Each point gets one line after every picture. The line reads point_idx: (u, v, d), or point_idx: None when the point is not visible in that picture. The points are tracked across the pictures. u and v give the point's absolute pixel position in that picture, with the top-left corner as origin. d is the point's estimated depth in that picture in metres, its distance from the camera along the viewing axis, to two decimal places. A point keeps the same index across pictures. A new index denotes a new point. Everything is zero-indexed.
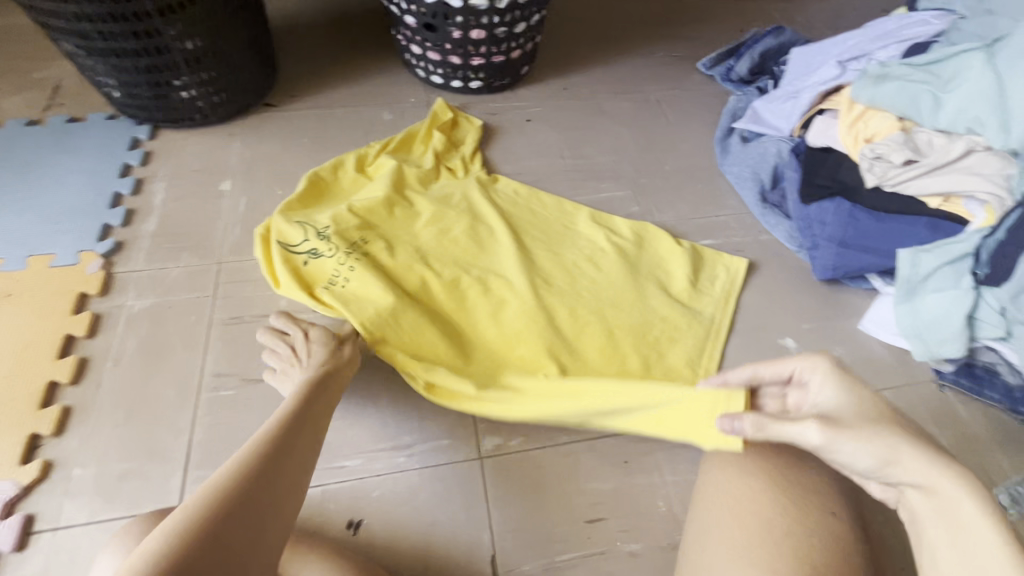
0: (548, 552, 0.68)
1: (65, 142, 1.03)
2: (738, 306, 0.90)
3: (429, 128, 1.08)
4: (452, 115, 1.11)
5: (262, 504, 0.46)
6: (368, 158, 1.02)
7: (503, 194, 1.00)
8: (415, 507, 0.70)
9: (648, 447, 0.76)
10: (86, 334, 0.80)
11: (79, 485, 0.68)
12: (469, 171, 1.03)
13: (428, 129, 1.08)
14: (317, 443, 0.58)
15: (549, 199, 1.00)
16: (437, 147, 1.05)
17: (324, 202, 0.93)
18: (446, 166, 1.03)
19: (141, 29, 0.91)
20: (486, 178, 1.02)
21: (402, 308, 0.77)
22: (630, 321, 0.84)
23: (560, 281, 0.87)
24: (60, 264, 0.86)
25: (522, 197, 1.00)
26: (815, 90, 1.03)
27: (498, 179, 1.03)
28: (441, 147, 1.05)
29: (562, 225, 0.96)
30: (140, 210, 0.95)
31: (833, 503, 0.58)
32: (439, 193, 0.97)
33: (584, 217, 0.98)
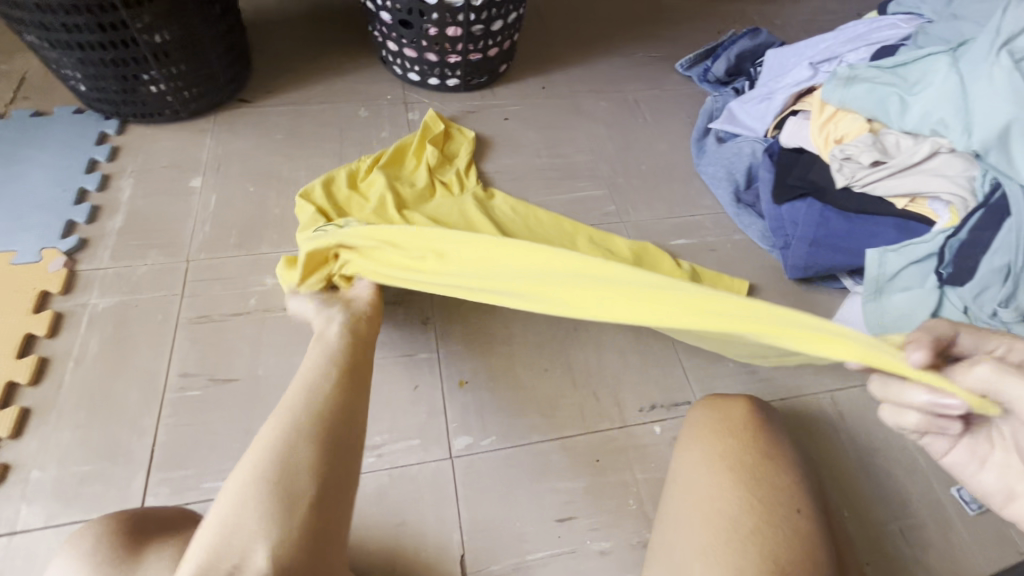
0: (517, 552, 0.68)
1: (29, 136, 1.00)
2: None
3: (422, 141, 1.04)
4: (444, 126, 1.08)
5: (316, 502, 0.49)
6: (360, 174, 0.97)
7: (500, 213, 0.97)
8: (384, 508, 0.69)
9: (620, 445, 0.77)
10: (47, 334, 0.78)
11: (38, 489, 0.66)
12: (464, 187, 1.00)
13: (420, 142, 1.04)
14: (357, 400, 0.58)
15: (546, 215, 0.97)
16: (430, 162, 1.01)
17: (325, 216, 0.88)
18: (440, 180, 0.99)
19: (107, 22, 0.89)
20: (482, 194, 0.98)
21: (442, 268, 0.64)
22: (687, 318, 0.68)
23: None
24: (22, 262, 0.84)
25: (519, 214, 0.96)
26: (788, 91, 1.04)
27: (494, 194, 1.00)
28: (434, 162, 1.01)
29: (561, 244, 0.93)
30: (106, 206, 0.93)
31: (798, 500, 0.59)
32: (435, 211, 0.93)
33: (583, 237, 0.94)
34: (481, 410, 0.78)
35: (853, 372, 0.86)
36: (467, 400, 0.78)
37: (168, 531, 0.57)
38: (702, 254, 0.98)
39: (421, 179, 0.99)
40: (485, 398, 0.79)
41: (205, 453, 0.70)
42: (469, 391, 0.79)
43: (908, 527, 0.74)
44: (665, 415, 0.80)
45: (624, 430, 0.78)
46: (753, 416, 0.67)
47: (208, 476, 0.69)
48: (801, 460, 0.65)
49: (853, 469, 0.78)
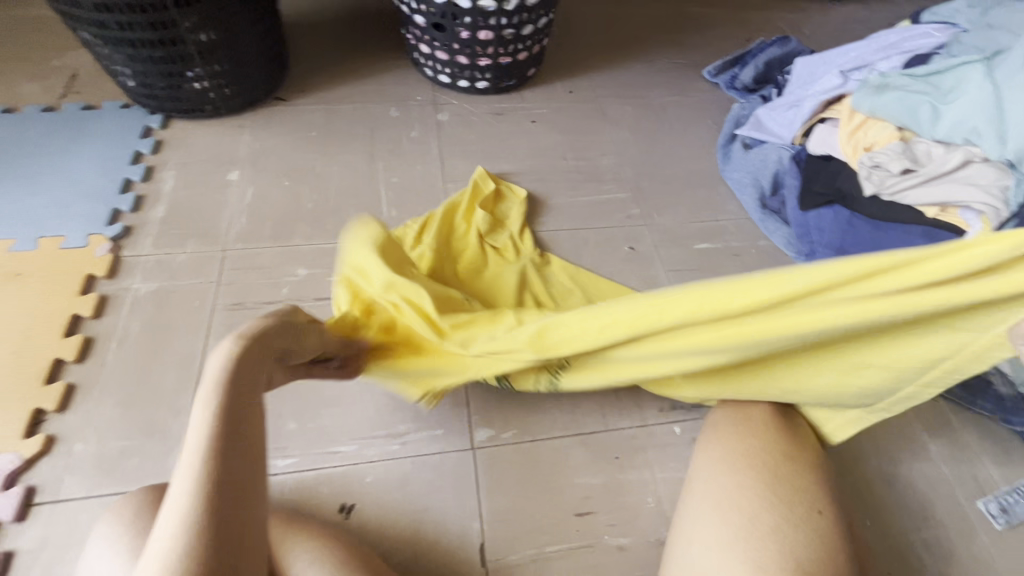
0: (536, 543, 0.69)
1: (80, 129, 1.05)
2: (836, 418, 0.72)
3: (472, 202, 0.95)
4: (495, 186, 1.00)
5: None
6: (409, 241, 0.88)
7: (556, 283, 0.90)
8: (407, 495, 0.71)
9: (639, 443, 0.77)
10: (92, 315, 0.81)
11: (80, 460, 0.69)
12: (520, 253, 0.92)
13: (470, 203, 0.95)
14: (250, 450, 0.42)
15: (609, 285, 0.90)
16: (481, 227, 0.92)
17: None
18: (491, 246, 0.91)
19: (157, 21, 0.93)
20: (538, 260, 0.92)
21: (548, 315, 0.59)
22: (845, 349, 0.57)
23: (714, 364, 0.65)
24: (71, 246, 0.88)
25: (578, 284, 0.90)
26: (817, 99, 1.03)
27: (550, 259, 0.93)
28: (485, 228, 0.92)
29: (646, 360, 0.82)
30: (149, 196, 0.97)
31: (820, 502, 0.59)
32: (492, 284, 0.86)
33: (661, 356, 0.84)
34: (502, 404, 0.79)
35: None
36: (489, 394, 0.80)
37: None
38: (725, 259, 0.99)
39: (472, 246, 0.90)
40: (507, 393, 0.80)
41: None
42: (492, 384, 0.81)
43: (932, 539, 0.72)
44: (685, 416, 0.80)
45: (643, 429, 0.79)
46: (775, 418, 0.67)
47: None
48: (824, 464, 0.65)
49: (876, 479, 0.77)
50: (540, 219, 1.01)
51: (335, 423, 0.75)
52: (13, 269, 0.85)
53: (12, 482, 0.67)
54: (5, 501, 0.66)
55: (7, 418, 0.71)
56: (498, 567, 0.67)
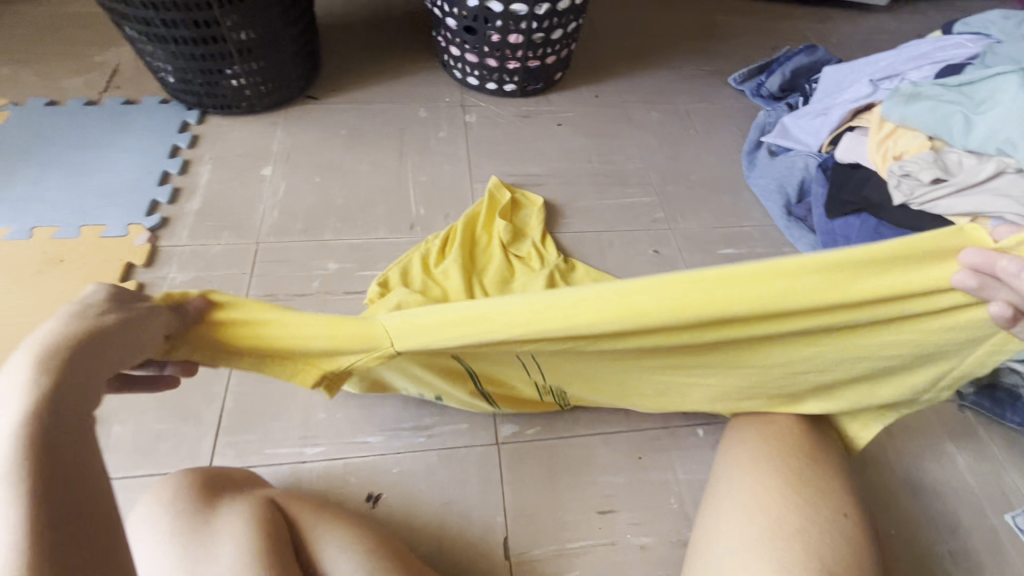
0: (559, 539, 0.69)
1: (120, 122, 1.08)
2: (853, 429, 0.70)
3: (491, 213, 0.97)
4: (510, 194, 1.02)
5: None
6: (431, 257, 0.90)
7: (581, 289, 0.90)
8: (432, 487, 0.72)
9: (663, 444, 0.78)
10: None
11: (118, 442, 0.72)
12: (544, 260, 0.93)
13: (490, 213, 0.98)
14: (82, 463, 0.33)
15: None
16: (504, 237, 0.94)
17: None
18: (516, 255, 0.93)
19: (200, 19, 0.96)
20: (563, 266, 0.92)
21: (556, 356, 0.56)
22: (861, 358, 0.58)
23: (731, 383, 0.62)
24: (111, 235, 0.91)
25: None
26: (846, 107, 1.04)
27: (575, 266, 0.94)
28: (507, 237, 0.94)
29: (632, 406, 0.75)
30: (185, 188, 0.99)
31: (846, 505, 0.59)
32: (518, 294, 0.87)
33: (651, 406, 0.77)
34: None
35: None
36: None
37: (240, 488, 0.61)
38: None
39: (496, 257, 0.92)
40: None
41: (268, 422, 0.75)
42: None
43: (958, 551, 0.72)
44: (709, 419, 0.81)
45: (666, 430, 0.79)
46: (801, 423, 0.67)
47: (269, 443, 0.73)
48: (850, 470, 0.65)
49: (902, 488, 0.76)
50: (564, 221, 1.02)
51: (363, 415, 0.77)
52: (56, 255, 0.88)
53: None
54: None
55: None
56: (521, 561, 0.67)
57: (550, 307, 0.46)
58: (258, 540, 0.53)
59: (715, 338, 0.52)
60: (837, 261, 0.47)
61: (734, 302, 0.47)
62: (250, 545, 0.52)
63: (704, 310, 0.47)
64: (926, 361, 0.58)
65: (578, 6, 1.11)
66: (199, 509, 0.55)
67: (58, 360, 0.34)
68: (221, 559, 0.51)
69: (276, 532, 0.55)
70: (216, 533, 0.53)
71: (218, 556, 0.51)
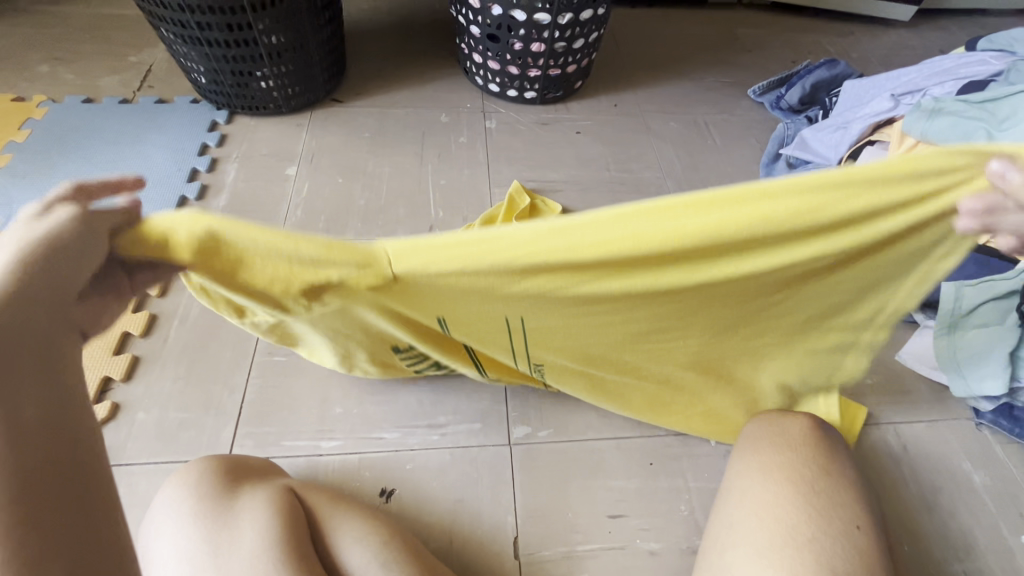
0: (568, 542, 0.70)
1: (152, 120, 1.12)
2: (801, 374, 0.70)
3: (508, 217, 0.99)
4: (530, 200, 1.03)
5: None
6: None
7: None
8: (444, 485, 0.73)
9: (674, 452, 0.78)
10: (157, 293, 0.87)
11: (142, 428, 0.74)
12: None
13: (507, 217, 0.99)
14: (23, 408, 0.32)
15: None
16: None
17: None
18: None
19: (234, 23, 0.99)
20: None
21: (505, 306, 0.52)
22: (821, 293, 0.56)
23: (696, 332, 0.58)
24: None
25: None
26: (866, 122, 1.03)
27: None
28: None
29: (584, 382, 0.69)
30: (213, 186, 1.02)
31: (859, 518, 0.59)
32: None
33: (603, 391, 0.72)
34: (540, 404, 0.81)
35: (919, 408, 0.84)
36: (527, 392, 0.82)
37: (260, 477, 0.63)
38: None
39: None
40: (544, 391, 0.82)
41: (285, 415, 0.76)
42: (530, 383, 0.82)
43: (973, 570, 0.71)
44: None
45: (678, 437, 0.79)
46: (816, 434, 0.67)
47: (287, 435, 0.75)
48: (865, 484, 0.65)
49: (916, 504, 0.76)
50: None
51: (379, 410, 0.78)
52: None
53: None
54: None
55: None
56: (530, 561, 0.68)
57: (498, 240, 0.42)
58: (280, 525, 0.55)
59: (682, 280, 0.48)
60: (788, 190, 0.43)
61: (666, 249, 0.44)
62: (272, 530, 0.55)
63: (658, 246, 0.43)
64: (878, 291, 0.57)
65: (601, 16, 1.13)
66: (221, 495, 0.57)
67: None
68: (242, 542, 0.53)
69: (296, 520, 0.57)
70: (239, 517, 0.55)
71: (239, 539, 0.53)
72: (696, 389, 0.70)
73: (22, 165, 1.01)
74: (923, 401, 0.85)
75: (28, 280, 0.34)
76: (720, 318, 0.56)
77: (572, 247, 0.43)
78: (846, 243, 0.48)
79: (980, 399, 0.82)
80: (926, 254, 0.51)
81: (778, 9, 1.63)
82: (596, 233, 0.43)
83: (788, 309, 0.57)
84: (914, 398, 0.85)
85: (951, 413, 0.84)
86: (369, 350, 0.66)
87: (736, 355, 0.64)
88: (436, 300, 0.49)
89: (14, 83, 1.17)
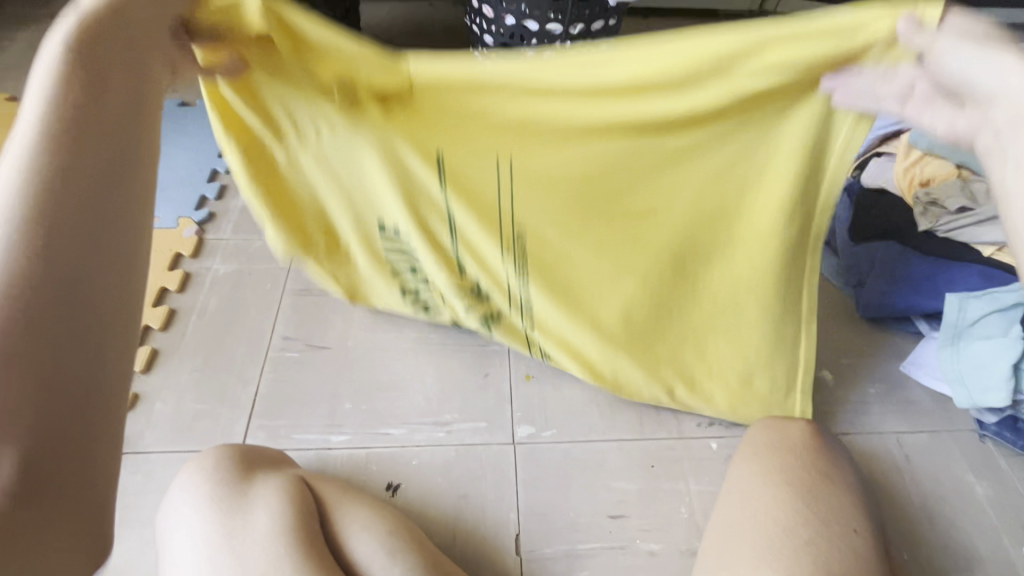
0: (569, 540, 0.71)
1: (176, 122, 1.16)
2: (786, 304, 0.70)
3: None
4: None
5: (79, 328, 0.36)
6: None
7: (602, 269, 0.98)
8: (449, 480, 0.75)
9: (676, 455, 0.79)
10: (177, 289, 0.90)
11: (159, 418, 0.76)
12: None
13: None
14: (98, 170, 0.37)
15: None
16: None
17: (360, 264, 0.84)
18: None
19: None
20: None
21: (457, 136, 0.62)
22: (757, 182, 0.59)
23: (635, 201, 0.64)
24: (162, 227, 0.97)
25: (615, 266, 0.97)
26: (873, 134, 1.04)
27: None
28: None
29: (560, 290, 0.74)
30: (231, 186, 1.06)
31: (857, 521, 0.60)
32: None
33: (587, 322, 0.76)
34: (544, 405, 0.82)
35: (922, 418, 0.85)
36: (532, 393, 0.83)
37: (272, 465, 0.66)
38: None
39: None
40: (549, 393, 0.83)
41: (296, 409, 0.79)
42: (535, 384, 0.84)
43: None
44: (724, 433, 0.81)
45: (680, 441, 0.80)
46: (816, 440, 0.68)
47: (297, 428, 0.77)
48: (863, 489, 0.66)
49: (917, 513, 0.76)
50: None
51: (387, 407, 0.80)
52: None
53: None
54: None
55: None
56: (531, 557, 0.69)
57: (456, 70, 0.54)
58: (292, 513, 0.58)
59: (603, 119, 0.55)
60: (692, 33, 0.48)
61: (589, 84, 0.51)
62: (284, 516, 0.57)
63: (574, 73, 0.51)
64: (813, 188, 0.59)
65: (612, 27, 1.15)
66: (236, 482, 0.60)
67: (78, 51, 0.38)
68: (255, 526, 0.55)
69: (307, 508, 0.60)
70: (254, 502, 0.58)
71: (253, 522, 0.56)
72: (658, 303, 0.72)
73: None
74: (927, 412, 0.85)
75: (85, 62, 0.38)
76: (670, 189, 0.62)
77: (506, 77, 0.54)
78: (754, 102, 0.51)
79: (984, 410, 0.82)
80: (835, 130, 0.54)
81: None
82: (520, 62, 0.52)
83: (726, 187, 0.60)
84: (916, 409, 0.86)
85: (955, 425, 0.85)
86: (363, 228, 0.76)
87: (673, 255, 0.67)
88: (408, 115, 0.61)
89: None
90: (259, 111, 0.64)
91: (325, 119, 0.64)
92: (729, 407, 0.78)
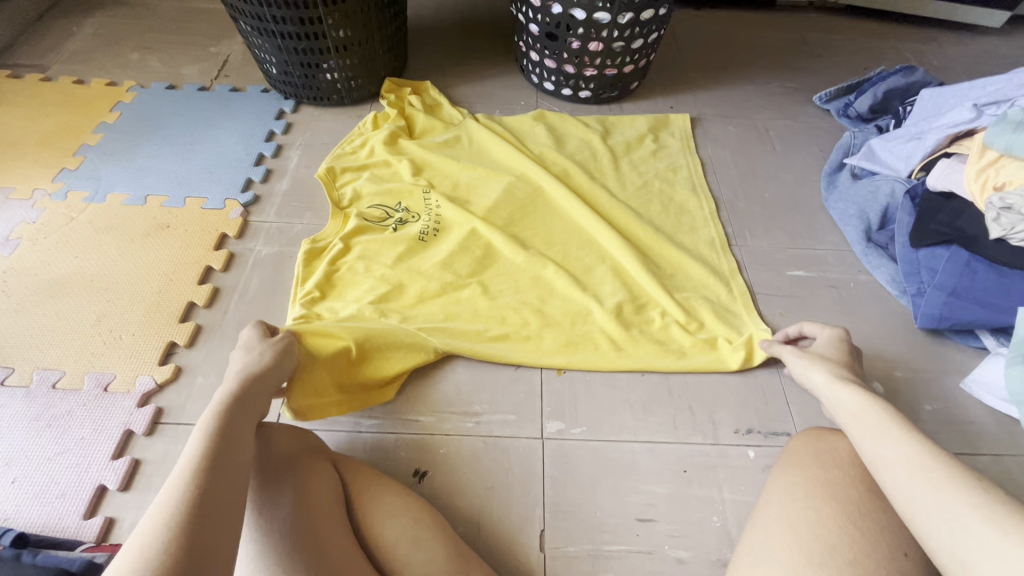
0: (594, 540, 0.69)
1: (227, 107, 1.20)
2: (624, 164, 1.12)
3: (404, 146, 1.11)
4: (404, 165, 1.06)
5: (232, 469, 0.48)
6: (379, 150, 1.09)
7: (451, 188, 1.05)
8: (477, 471, 0.74)
9: (710, 461, 0.76)
10: (221, 269, 0.92)
11: (201, 391, 0.79)
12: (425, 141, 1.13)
13: (403, 161, 1.07)
14: (234, 463, 0.49)
15: (464, 203, 1.02)
16: (428, 147, 1.11)
17: (363, 164, 1.07)
18: (443, 122, 1.18)
19: (306, 17, 1.05)
20: (465, 133, 1.15)
21: (544, 266, 0.93)
22: (646, 175, 1.10)
23: (534, 232, 0.99)
24: (210, 207, 1.01)
25: (460, 192, 1.04)
26: (943, 132, 0.95)
27: (464, 218, 0.98)
28: (421, 154, 1.09)
29: (484, 173, 1.06)
30: (277, 170, 1.08)
31: (909, 545, 0.55)
32: (390, 178, 1.05)
33: (502, 182, 1.04)
34: (574, 401, 0.81)
35: (985, 440, 0.79)
36: (562, 389, 0.82)
37: (292, 457, 0.62)
38: (821, 289, 0.95)
39: (422, 125, 1.16)
40: (580, 387, 0.82)
41: None
42: (566, 380, 0.83)
43: None
44: (762, 441, 0.78)
45: (715, 447, 0.77)
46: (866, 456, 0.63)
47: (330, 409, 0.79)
48: None
49: None
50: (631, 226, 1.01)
51: (418, 394, 0.81)
52: (163, 222, 0.98)
53: (146, 401, 0.77)
54: (138, 416, 0.76)
55: (147, 346, 0.82)
56: (555, 555, 0.68)
57: (600, 230, 0.97)
58: (300, 499, 0.57)
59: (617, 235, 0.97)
60: (655, 245, 0.97)
61: (636, 287, 0.92)
62: (286, 505, 0.55)
63: (633, 271, 0.93)
64: (629, 184, 1.08)
65: (662, 17, 1.12)
66: (252, 477, 0.57)
67: (223, 422, 0.53)
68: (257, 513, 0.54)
69: (314, 508, 0.57)
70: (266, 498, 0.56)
71: (261, 522, 0.53)
72: (518, 214, 1.01)
73: (110, 143, 1.10)
74: (990, 433, 0.80)
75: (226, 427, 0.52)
76: (554, 247, 0.97)
77: (597, 232, 0.98)
78: (674, 256, 0.96)
79: None
80: (669, 178, 1.10)
81: (852, 13, 1.56)
82: (585, 301, 0.89)
83: (631, 200, 1.05)
84: (977, 430, 0.80)
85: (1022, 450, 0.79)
86: (447, 185, 1.05)
87: (528, 237, 0.98)
88: (514, 217, 1.01)
89: (108, 68, 1.27)
90: (409, 188, 1.02)
91: (440, 249, 0.94)
92: (545, 278, 0.92)
